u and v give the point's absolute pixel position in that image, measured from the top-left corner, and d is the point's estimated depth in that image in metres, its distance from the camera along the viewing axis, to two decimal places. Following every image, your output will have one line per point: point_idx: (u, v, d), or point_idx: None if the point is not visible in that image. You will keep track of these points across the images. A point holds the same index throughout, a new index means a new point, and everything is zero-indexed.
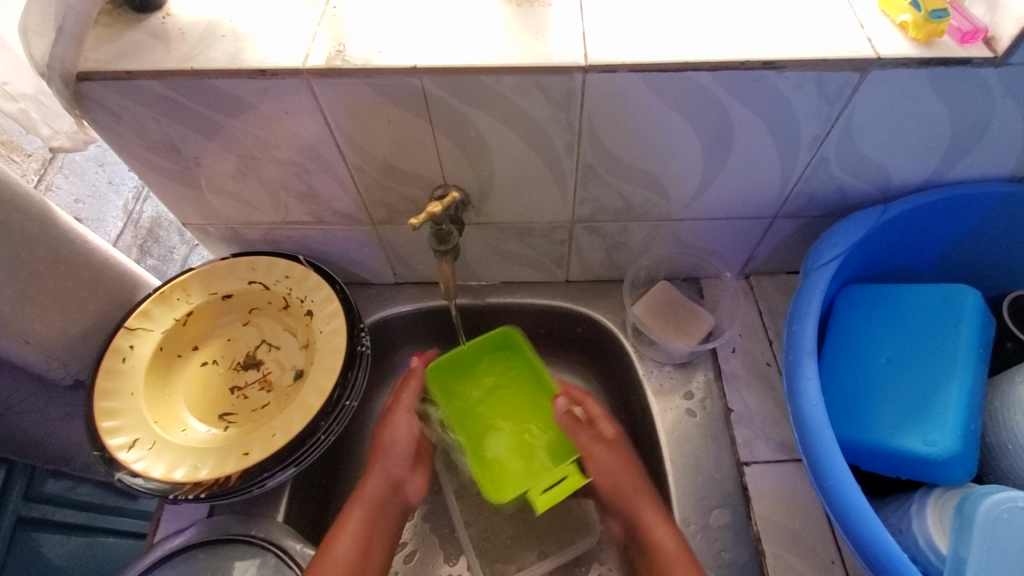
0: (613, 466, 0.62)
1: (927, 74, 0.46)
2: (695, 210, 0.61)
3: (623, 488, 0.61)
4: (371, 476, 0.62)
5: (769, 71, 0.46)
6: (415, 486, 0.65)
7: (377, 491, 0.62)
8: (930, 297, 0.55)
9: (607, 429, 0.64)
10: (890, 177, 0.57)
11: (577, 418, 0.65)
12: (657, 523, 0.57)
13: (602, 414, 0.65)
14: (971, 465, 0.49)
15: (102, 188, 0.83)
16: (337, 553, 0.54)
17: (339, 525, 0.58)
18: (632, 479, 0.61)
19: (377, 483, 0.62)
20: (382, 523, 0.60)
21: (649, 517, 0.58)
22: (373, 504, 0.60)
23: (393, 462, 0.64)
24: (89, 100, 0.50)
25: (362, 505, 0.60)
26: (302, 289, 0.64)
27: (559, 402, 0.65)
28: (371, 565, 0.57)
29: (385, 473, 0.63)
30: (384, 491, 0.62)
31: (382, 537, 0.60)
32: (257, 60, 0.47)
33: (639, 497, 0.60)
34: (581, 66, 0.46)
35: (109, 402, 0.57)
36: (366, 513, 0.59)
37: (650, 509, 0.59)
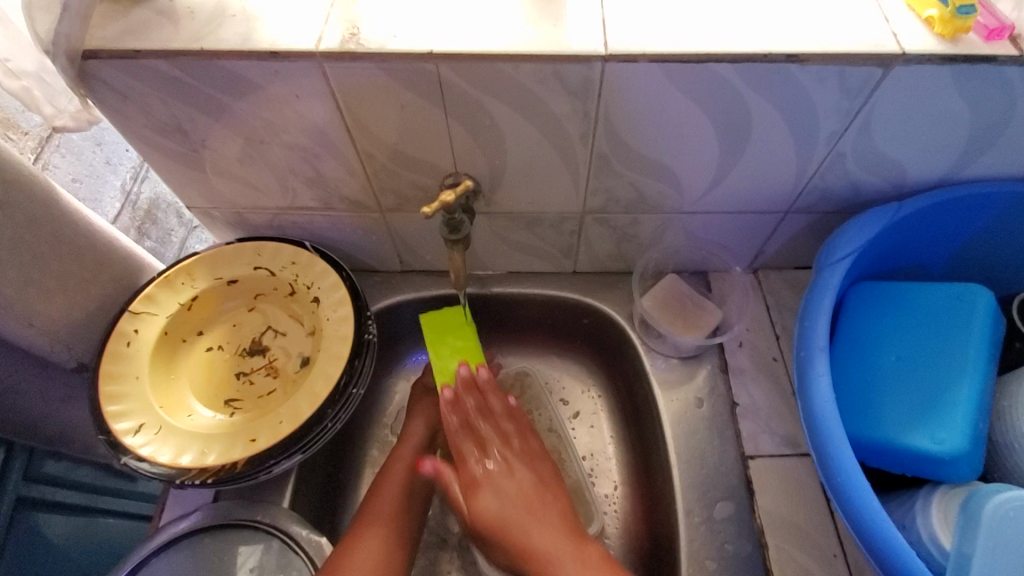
0: (498, 476, 0.59)
1: (951, 71, 0.45)
2: (707, 203, 0.61)
3: (508, 495, 0.57)
4: (401, 444, 0.64)
5: (792, 63, 0.45)
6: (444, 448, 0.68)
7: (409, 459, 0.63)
8: (941, 297, 0.56)
9: (496, 404, 0.63)
10: (905, 174, 0.56)
11: (471, 383, 0.63)
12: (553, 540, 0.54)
13: (492, 386, 0.64)
14: (977, 463, 0.50)
15: (100, 168, 0.81)
16: (370, 534, 0.56)
17: (376, 501, 0.59)
18: (507, 476, 0.59)
19: (409, 453, 0.63)
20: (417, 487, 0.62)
21: (535, 516, 0.56)
22: (404, 478, 0.61)
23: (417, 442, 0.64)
24: (95, 79, 0.49)
25: (395, 477, 0.61)
26: (308, 275, 0.64)
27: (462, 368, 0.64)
28: (405, 535, 0.58)
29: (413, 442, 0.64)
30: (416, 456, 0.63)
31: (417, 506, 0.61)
32: (269, 42, 0.46)
33: (525, 528, 0.55)
34: (601, 55, 0.45)
35: (114, 386, 0.56)
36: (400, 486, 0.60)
37: (535, 512, 0.56)
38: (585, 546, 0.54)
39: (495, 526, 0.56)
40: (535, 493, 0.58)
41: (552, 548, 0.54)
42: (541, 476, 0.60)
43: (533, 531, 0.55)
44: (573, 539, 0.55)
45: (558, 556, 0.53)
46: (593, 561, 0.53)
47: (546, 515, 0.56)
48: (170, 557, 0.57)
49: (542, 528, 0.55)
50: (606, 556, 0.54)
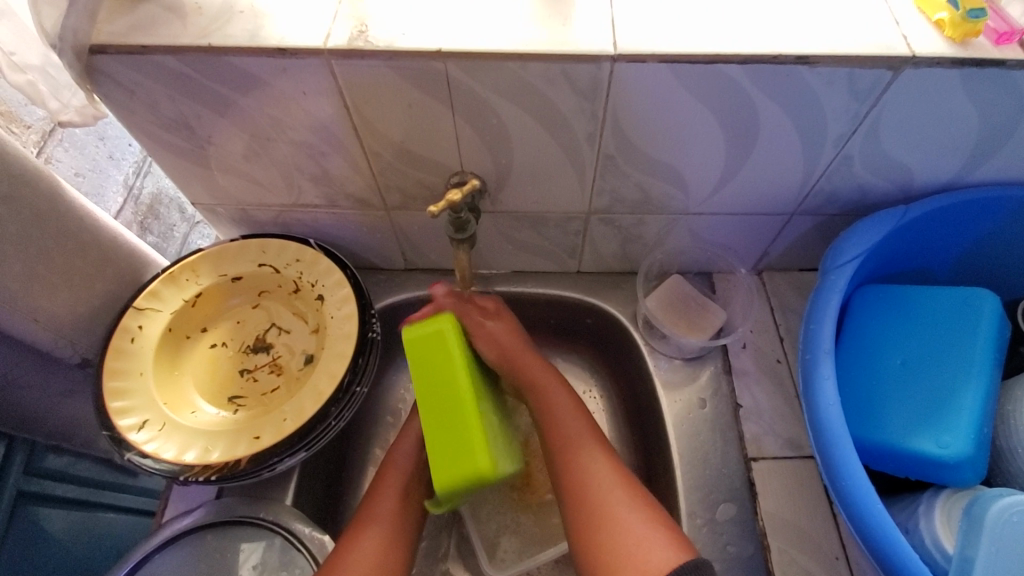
0: (530, 361, 0.60)
1: (961, 75, 0.45)
2: (713, 204, 0.61)
3: (555, 403, 0.58)
4: (399, 441, 0.63)
5: (801, 65, 0.45)
6: None
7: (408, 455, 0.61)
8: (947, 301, 0.56)
9: (484, 304, 0.63)
10: (912, 177, 0.56)
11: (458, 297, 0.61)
12: (596, 463, 0.54)
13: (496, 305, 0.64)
14: (981, 468, 0.50)
15: (103, 162, 0.82)
16: (369, 533, 0.55)
17: (374, 500, 0.58)
18: (541, 373, 0.60)
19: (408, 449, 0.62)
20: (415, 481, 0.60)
21: (559, 399, 0.58)
22: (403, 474, 0.60)
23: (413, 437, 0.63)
24: (101, 74, 0.49)
25: (393, 474, 0.60)
26: (313, 273, 0.64)
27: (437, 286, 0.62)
28: (404, 530, 0.57)
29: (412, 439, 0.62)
30: (414, 451, 0.62)
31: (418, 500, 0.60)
32: (277, 39, 0.46)
33: (578, 448, 0.55)
34: (610, 55, 0.45)
35: (118, 382, 0.56)
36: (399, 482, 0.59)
37: (574, 421, 0.57)
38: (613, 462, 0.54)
39: (547, 421, 0.58)
40: (574, 398, 0.59)
41: (598, 476, 0.53)
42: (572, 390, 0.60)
43: (577, 446, 0.55)
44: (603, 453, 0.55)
45: (586, 458, 0.54)
46: (622, 485, 0.52)
47: (581, 422, 0.57)
48: (171, 554, 0.57)
49: (586, 442, 0.55)
50: (629, 477, 0.53)
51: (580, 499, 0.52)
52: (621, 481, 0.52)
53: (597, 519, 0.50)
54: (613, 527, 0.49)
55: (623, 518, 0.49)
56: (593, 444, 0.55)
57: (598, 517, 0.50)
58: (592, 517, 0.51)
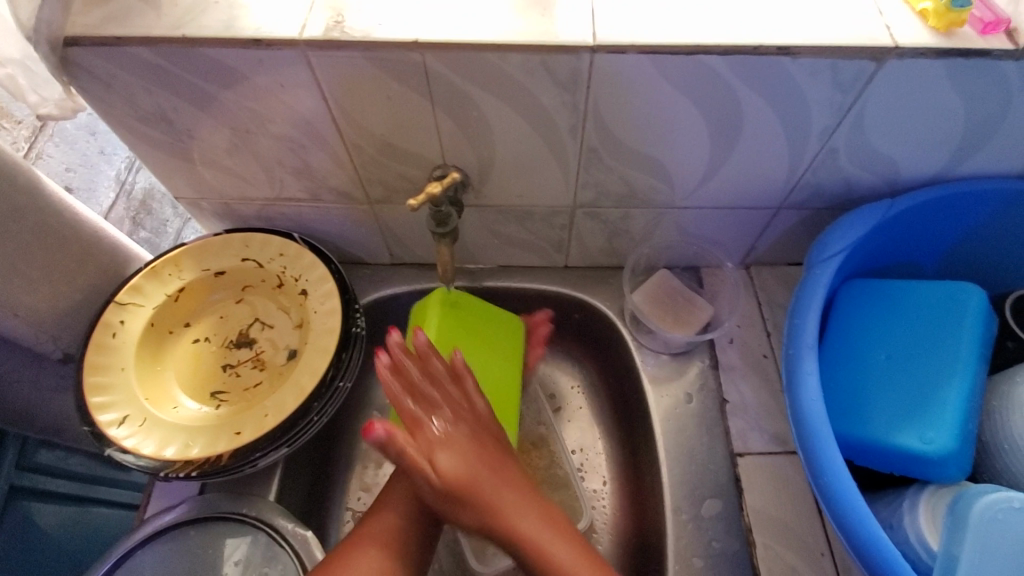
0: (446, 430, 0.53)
1: (945, 65, 0.45)
2: (699, 198, 0.60)
3: (463, 476, 0.51)
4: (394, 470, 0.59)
5: (783, 56, 0.44)
6: None
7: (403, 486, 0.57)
8: (933, 295, 0.55)
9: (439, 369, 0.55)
10: (899, 170, 0.56)
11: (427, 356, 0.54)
12: (553, 543, 0.50)
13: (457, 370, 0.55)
14: (965, 464, 0.50)
15: (93, 157, 0.82)
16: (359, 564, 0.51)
17: (366, 530, 0.54)
18: (458, 452, 0.52)
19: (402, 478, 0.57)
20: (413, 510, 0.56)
21: (496, 483, 0.52)
22: (399, 501, 0.56)
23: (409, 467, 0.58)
24: (77, 66, 0.48)
25: (389, 501, 0.56)
26: (296, 267, 0.63)
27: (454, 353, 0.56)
28: (406, 556, 0.54)
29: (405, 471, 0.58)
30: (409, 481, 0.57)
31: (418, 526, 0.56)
32: (252, 29, 0.45)
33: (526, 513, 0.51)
34: (589, 45, 0.44)
35: (98, 377, 0.56)
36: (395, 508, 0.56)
37: (511, 494, 0.52)
38: (555, 523, 0.52)
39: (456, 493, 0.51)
40: (491, 460, 0.53)
41: (547, 540, 0.50)
42: (499, 459, 0.53)
43: (505, 513, 0.51)
44: (570, 540, 0.51)
45: (552, 548, 0.50)
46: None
47: (506, 481, 0.53)
48: (154, 549, 0.57)
49: (510, 509, 0.51)
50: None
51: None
52: (593, 570, 0.49)
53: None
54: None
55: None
56: (563, 535, 0.51)
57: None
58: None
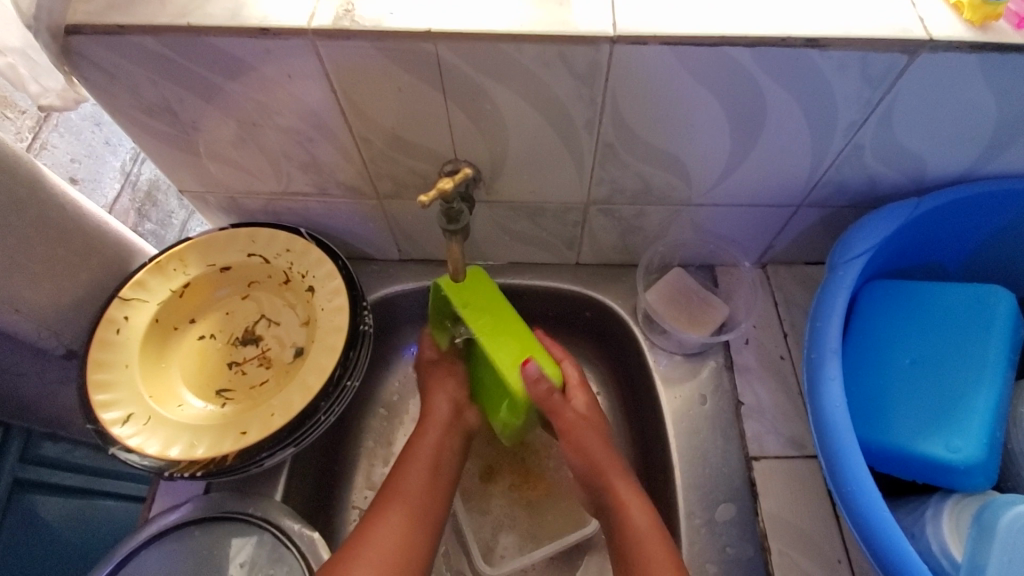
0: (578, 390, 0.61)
1: (981, 60, 0.43)
2: (717, 195, 0.59)
3: (574, 425, 0.59)
4: (427, 416, 0.63)
5: (811, 49, 0.42)
6: (473, 415, 0.66)
7: (435, 437, 0.62)
8: (960, 298, 0.54)
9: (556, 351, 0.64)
10: (926, 168, 0.54)
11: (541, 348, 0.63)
12: (633, 501, 0.56)
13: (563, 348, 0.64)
14: (992, 473, 0.48)
15: (99, 148, 0.79)
16: (386, 525, 0.54)
17: (395, 490, 0.57)
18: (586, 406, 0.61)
19: (436, 429, 0.62)
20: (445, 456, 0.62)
21: (593, 440, 0.59)
22: (428, 458, 0.60)
23: (442, 417, 0.63)
24: (79, 56, 0.47)
25: (418, 463, 0.59)
26: (303, 263, 0.62)
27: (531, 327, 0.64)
28: (430, 518, 0.57)
29: (437, 422, 0.63)
30: (441, 431, 0.63)
31: (446, 476, 0.61)
32: (259, 18, 0.43)
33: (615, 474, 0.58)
34: (610, 36, 0.42)
35: (102, 374, 0.55)
36: (426, 461, 0.60)
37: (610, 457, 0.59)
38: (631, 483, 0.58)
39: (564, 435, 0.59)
40: (599, 421, 0.61)
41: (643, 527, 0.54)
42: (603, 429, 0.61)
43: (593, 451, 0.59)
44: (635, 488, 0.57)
45: (626, 503, 0.56)
46: (655, 533, 0.53)
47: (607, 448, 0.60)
48: (158, 549, 0.56)
49: (596, 446, 0.59)
50: (657, 523, 0.54)
51: (620, 531, 0.55)
52: (648, 513, 0.55)
53: (635, 552, 0.53)
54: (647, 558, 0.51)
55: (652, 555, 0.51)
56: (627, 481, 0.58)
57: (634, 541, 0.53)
58: (624, 548, 0.54)
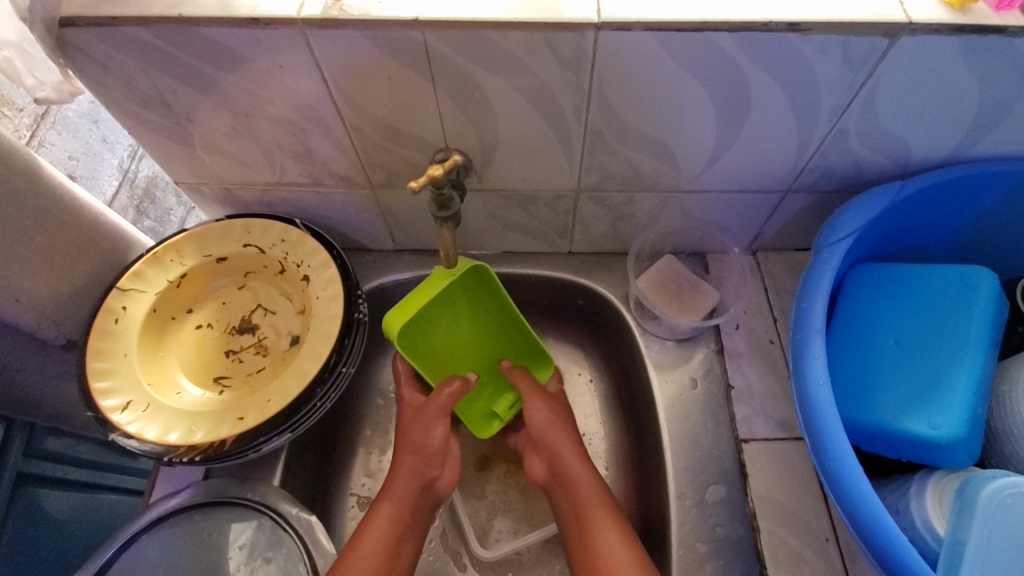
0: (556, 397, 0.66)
1: (960, 42, 0.43)
2: (705, 181, 0.59)
3: (552, 430, 0.62)
4: (394, 472, 0.60)
5: (793, 33, 0.43)
6: (448, 475, 0.62)
7: (407, 491, 0.59)
8: (944, 279, 0.54)
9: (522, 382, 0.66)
10: (910, 152, 0.55)
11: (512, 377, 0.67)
12: (609, 531, 0.55)
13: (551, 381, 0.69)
14: (974, 450, 0.49)
15: (97, 145, 0.81)
16: (359, 559, 0.53)
17: (373, 516, 0.57)
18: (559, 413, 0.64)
19: (408, 480, 0.59)
20: (418, 507, 0.59)
21: (564, 446, 0.61)
22: (403, 502, 0.58)
23: (418, 462, 0.60)
24: (73, 48, 0.48)
25: (396, 498, 0.58)
26: (298, 253, 0.63)
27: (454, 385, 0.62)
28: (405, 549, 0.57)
29: (409, 470, 0.60)
30: (412, 488, 0.59)
31: (410, 538, 0.58)
32: (250, 8, 0.44)
33: (596, 505, 0.57)
34: (594, 23, 0.43)
35: (101, 363, 0.56)
36: (395, 512, 0.57)
37: (585, 473, 0.59)
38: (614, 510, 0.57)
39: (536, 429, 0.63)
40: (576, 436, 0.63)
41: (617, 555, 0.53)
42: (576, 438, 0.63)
43: (571, 467, 0.60)
44: (619, 523, 0.56)
45: (601, 526, 0.55)
46: (632, 558, 0.53)
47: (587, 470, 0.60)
48: (160, 534, 0.57)
49: (573, 459, 0.60)
50: (635, 544, 0.54)
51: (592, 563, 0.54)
52: (629, 547, 0.54)
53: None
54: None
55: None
56: (607, 510, 0.57)
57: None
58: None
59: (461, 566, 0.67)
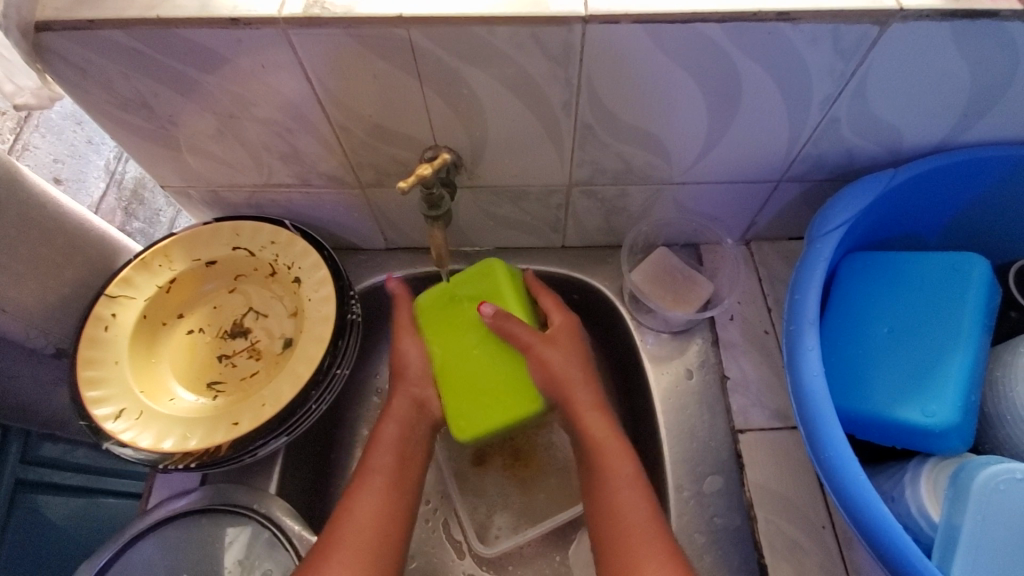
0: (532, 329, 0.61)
1: (951, 28, 0.43)
2: (698, 173, 0.59)
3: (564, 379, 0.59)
4: (398, 392, 0.62)
5: (782, 23, 0.42)
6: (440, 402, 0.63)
7: (404, 409, 0.61)
8: (937, 267, 0.55)
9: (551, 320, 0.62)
10: (902, 139, 0.54)
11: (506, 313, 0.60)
12: (628, 483, 0.55)
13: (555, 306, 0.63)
14: (968, 436, 0.50)
15: (82, 147, 0.80)
16: (371, 487, 0.56)
17: (377, 438, 0.60)
18: (565, 368, 0.59)
19: (405, 401, 0.61)
20: (413, 431, 0.61)
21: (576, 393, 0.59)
22: (403, 419, 0.61)
23: (412, 383, 0.62)
24: (50, 53, 0.47)
25: (393, 424, 0.60)
26: (288, 255, 0.62)
27: (485, 309, 0.59)
28: (410, 474, 0.59)
29: (408, 393, 0.62)
30: (410, 410, 0.61)
31: (414, 468, 0.59)
32: (229, 9, 0.43)
33: (616, 455, 0.57)
34: (582, 16, 0.42)
35: (92, 371, 0.55)
36: (399, 432, 0.60)
37: (612, 439, 0.58)
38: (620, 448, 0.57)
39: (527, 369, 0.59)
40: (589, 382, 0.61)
41: (632, 517, 0.53)
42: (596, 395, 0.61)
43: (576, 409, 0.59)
44: (634, 466, 0.56)
45: (611, 450, 0.57)
46: (636, 489, 0.54)
47: (604, 427, 0.59)
48: (163, 535, 0.57)
49: (590, 415, 0.59)
50: (641, 476, 0.56)
51: (609, 515, 0.54)
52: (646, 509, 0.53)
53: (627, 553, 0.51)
54: (640, 558, 0.50)
55: (642, 559, 0.50)
56: (621, 454, 0.57)
57: (630, 532, 0.52)
58: (615, 542, 0.52)
59: (461, 557, 0.68)
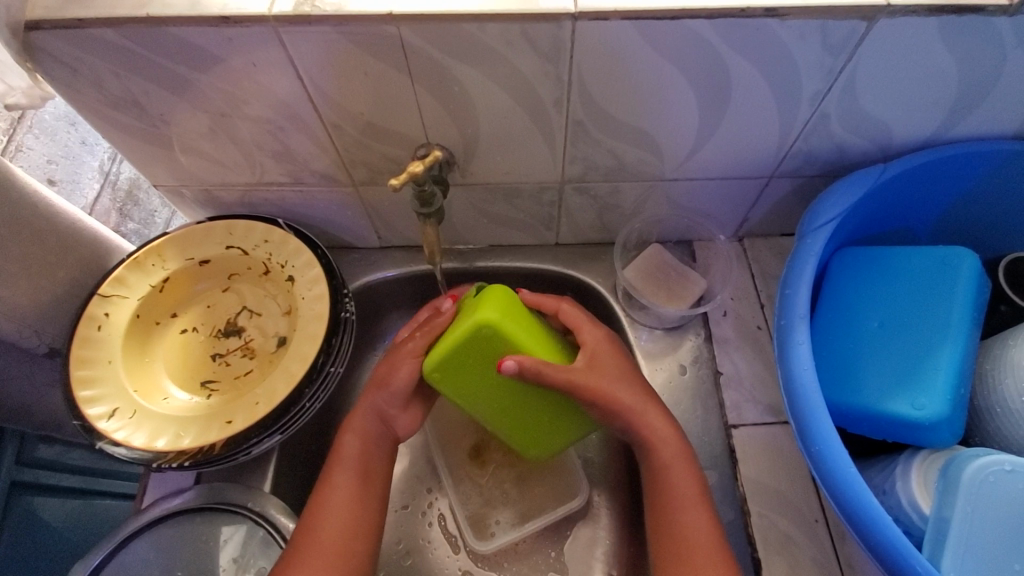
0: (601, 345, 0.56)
1: (938, 23, 0.43)
2: (690, 169, 0.59)
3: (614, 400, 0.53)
4: (358, 409, 0.58)
5: (771, 18, 0.43)
6: (405, 421, 0.59)
7: (367, 426, 0.57)
8: (926, 261, 0.55)
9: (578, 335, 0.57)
10: (892, 134, 0.55)
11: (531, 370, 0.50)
12: (675, 479, 0.53)
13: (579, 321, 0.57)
14: (958, 428, 0.50)
15: (76, 148, 0.79)
16: (336, 498, 0.53)
17: (337, 452, 0.56)
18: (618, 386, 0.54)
19: (369, 419, 0.57)
20: (376, 448, 0.57)
21: (620, 391, 0.54)
22: (366, 437, 0.56)
23: (378, 398, 0.57)
24: (41, 52, 0.47)
25: (355, 438, 0.56)
26: (282, 253, 0.62)
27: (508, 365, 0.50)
28: (374, 486, 0.55)
29: (372, 409, 0.57)
30: (374, 425, 0.57)
31: (377, 479, 0.56)
32: (219, 6, 0.43)
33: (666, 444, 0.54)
34: (571, 13, 0.42)
35: (86, 371, 0.55)
36: (360, 450, 0.56)
37: (664, 431, 0.54)
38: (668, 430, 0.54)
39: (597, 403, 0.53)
40: (630, 375, 0.56)
41: (689, 511, 0.51)
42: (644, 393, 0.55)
43: (642, 416, 0.54)
44: (680, 450, 0.54)
45: (671, 463, 0.53)
46: (688, 477, 0.53)
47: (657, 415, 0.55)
48: (157, 534, 0.57)
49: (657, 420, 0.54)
50: (701, 493, 0.52)
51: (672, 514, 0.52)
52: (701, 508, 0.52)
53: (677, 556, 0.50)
54: (694, 558, 0.49)
55: (699, 561, 0.49)
56: (676, 445, 0.54)
57: (684, 538, 0.50)
58: (676, 548, 0.50)
59: (456, 553, 0.68)
